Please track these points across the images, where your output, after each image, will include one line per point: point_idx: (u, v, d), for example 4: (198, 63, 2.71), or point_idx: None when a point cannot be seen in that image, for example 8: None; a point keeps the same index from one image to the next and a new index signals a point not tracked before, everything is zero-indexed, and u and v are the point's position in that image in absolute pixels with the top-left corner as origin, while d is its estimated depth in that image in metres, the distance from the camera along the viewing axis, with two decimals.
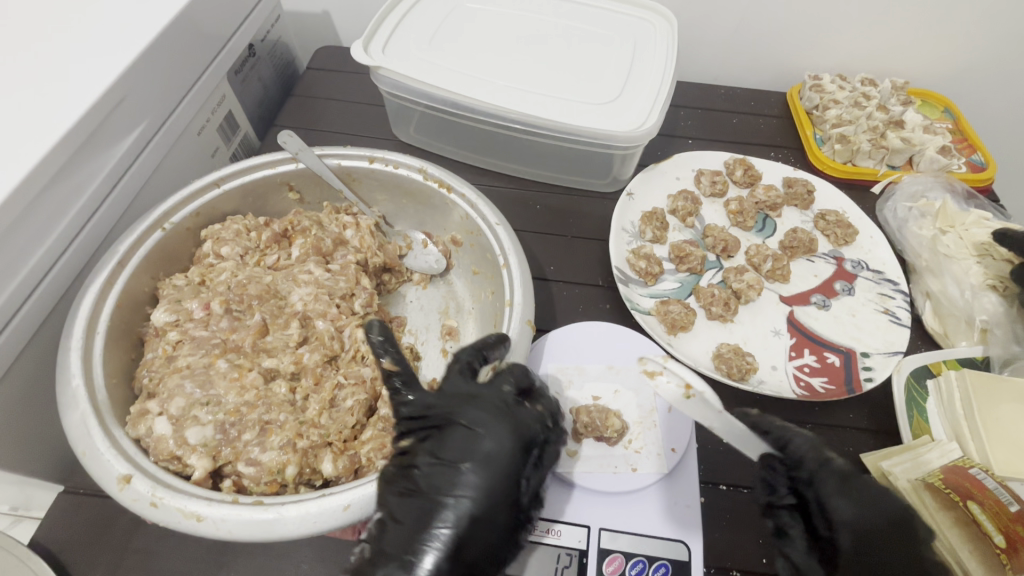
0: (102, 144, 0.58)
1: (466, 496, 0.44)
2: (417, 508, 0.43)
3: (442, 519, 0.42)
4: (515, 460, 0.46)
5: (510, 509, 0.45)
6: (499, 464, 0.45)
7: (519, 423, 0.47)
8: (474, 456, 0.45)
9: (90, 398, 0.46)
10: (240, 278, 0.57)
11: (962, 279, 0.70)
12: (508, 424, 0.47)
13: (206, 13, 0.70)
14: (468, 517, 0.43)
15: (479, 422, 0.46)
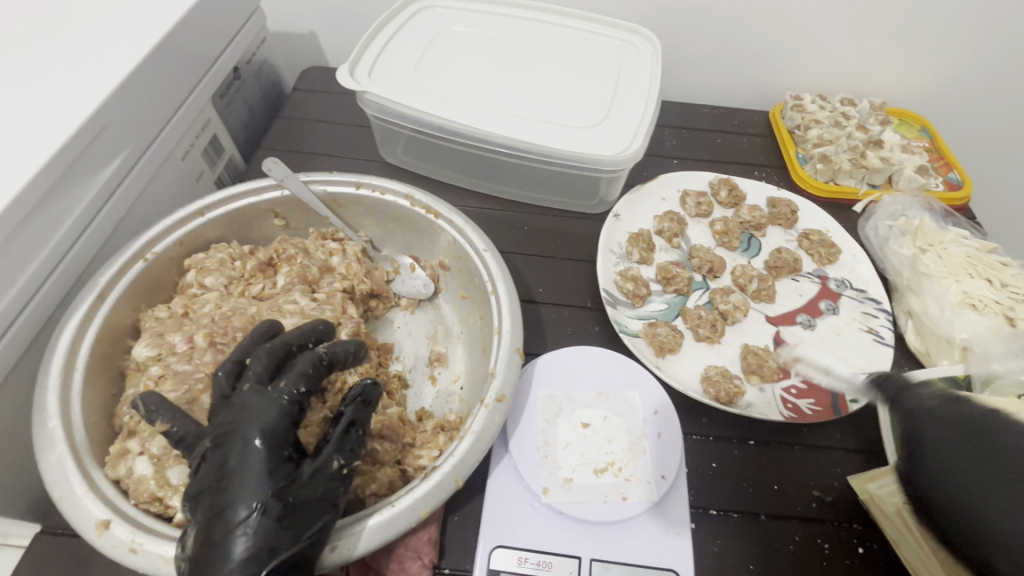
0: (81, 174, 0.57)
1: (233, 496, 0.40)
2: (220, 526, 0.39)
3: (226, 533, 0.38)
4: (250, 454, 0.41)
5: (285, 498, 0.40)
6: (262, 455, 0.41)
7: (277, 411, 0.43)
8: (230, 456, 0.41)
9: (68, 439, 0.45)
10: (224, 309, 0.56)
11: (942, 297, 0.71)
12: (268, 409, 0.43)
13: (190, 38, 0.70)
14: (243, 523, 0.38)
15: (246, 412, 0.43)
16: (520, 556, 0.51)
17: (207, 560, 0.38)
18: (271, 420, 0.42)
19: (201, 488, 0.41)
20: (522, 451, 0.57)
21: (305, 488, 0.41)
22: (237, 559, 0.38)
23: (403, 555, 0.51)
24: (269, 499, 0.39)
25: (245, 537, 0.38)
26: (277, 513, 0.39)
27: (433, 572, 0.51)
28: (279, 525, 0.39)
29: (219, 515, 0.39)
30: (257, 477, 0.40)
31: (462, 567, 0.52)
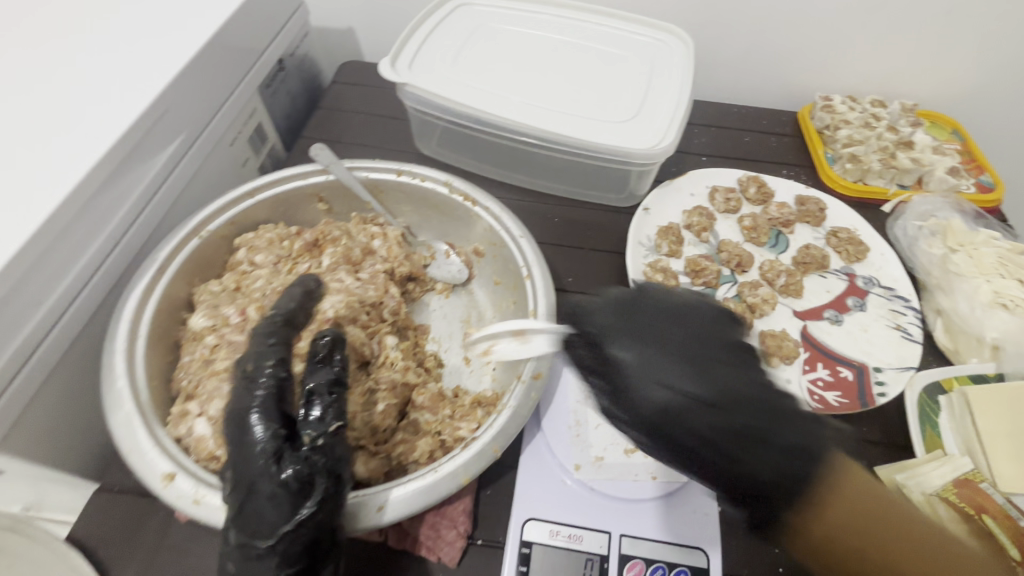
0: (144, 155, 0.60)
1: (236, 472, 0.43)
2: (242, 500, 0.41)
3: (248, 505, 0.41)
4: (241, 434, 0.44)
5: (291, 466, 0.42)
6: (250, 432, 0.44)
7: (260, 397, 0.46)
8: (236, 437, 0.44)
9: (134, 398, 0.48)
10: (274, 285, 0.59)
11: (972, 296, 0.71)
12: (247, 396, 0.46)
13: (241, 29, 0.73)
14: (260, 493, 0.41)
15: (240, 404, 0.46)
16: (552, 529, 0.53)
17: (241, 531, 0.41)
18: (257, 408, 0.45)
19: (226, 469, 0.44)
20: (555, 430, 0.59)
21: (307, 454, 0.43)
22: (254, 525, 0.41)
23: (439, 523, 0.53)
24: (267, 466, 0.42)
25: (256, 506, 0.41)
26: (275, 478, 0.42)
27: (467, 542, 0.53)
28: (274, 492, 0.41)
29: (235, 488, 0.42)
30: (245, 449, 0.43)
31: (495, 539, 0.54)
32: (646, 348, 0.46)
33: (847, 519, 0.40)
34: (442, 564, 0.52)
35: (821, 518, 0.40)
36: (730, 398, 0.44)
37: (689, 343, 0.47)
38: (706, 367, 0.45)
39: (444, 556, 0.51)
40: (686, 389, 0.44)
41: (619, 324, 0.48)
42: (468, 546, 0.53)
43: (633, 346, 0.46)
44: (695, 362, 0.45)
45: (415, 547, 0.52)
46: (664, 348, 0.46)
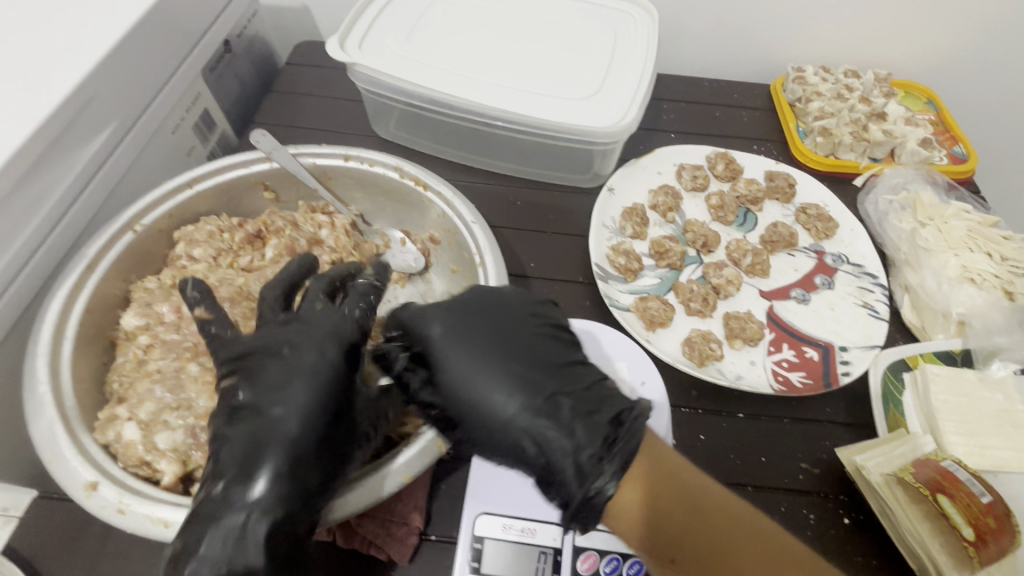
0: (69, 146, 0.57)
1: (262, 433, 0.43)
2: (239, 459, 0.42)
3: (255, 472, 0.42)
4: (299, 385, 0.45)
5: (317, 449, 0.44)
6: (303, 393, 0.45)
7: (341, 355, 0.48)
8: (276, 402, 0.44)
9: (57, 405, 0.46)
10: (211, 280, 0.57)
11: (940, 272, 0.70)
12: (334, 348, 0.47)
13: (177, 9, 0.69)
14: (265, 467, 0.42)
15: (286, 355, 0.47)
16: (504, 523, 0.52)
17: (237, 481, 0.42)
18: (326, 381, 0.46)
19: (233, 417, 0.45)
20: None
21: (325, 450, 0.44)
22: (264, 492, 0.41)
23: (388, 522, 0.51)
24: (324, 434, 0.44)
25: (269, 474, 0.42)
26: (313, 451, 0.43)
27: (419, 539, 0.52)
28: (310, 466, 0.43)
29: (240, 447, 0.43)
30: (307, 422, 0.44)
31: (449, 535, 0.53)
32: (457, 336, 0.50)
33: (689, 551, 0.41)
34: (392, 561, 0.51)
35: (675, 554, 0.41)
36: (495, 393, 0.47)
37: (502, 340, 0.50)
38: (490, 364, 0.48)
39: (394, 554, 0.50)
40: (453, 378, 0.48)
41: (465, 320, 0.51)
42: (420, 542, 0.52)
43: (448, 344, 0.50)
44: (483, 355, 0.49)
45: (364, 546, 0.51)
46: (485, 357, 0.49)
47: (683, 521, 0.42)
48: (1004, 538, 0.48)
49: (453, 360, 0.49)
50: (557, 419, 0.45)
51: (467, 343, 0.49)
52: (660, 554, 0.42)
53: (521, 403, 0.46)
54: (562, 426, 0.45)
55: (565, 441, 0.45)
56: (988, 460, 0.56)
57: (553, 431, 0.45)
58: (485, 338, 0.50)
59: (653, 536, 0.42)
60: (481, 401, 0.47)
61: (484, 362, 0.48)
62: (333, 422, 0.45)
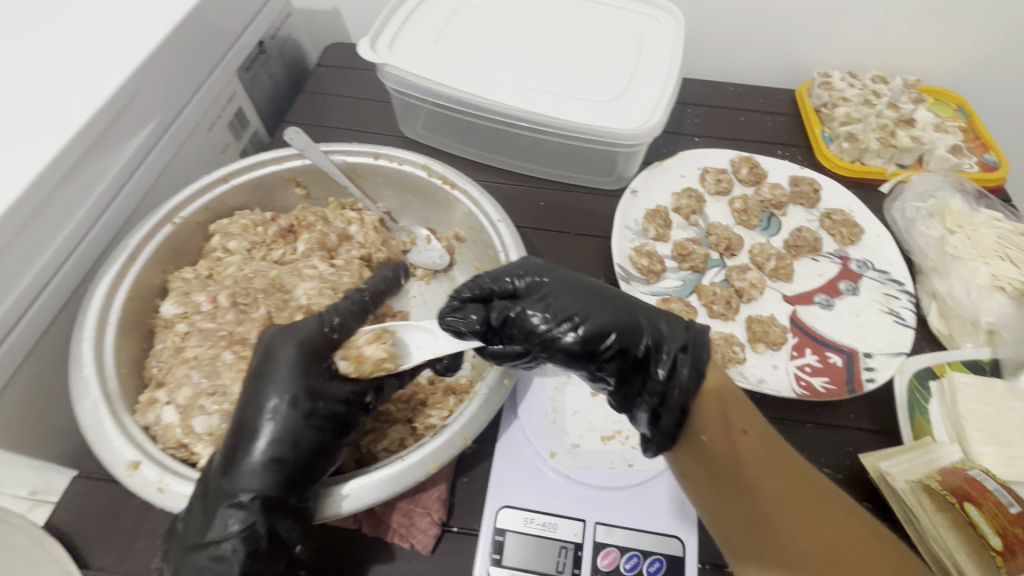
0: (114, 141, 0.59)
1: (247, 428, 0.44)
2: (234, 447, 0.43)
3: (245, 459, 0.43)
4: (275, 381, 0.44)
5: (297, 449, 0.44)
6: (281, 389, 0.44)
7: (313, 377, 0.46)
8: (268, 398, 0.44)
9: (101, 387, 0.48)
10: (246, 272, 0.59)
11: (969, 279, 0.69)
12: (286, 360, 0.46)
13: (216, 10, 0.71)
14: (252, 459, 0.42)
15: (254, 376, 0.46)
16: (526, 517, 0.53)
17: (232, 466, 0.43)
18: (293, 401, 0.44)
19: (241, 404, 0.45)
20: (531, 417, 0.58)
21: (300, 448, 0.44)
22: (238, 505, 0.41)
23: (412, 511, 0.52)
24: (285, 454, 0.43)
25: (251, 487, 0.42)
26: (276, 471, 0.42)
27: (441, 529, 0.53)
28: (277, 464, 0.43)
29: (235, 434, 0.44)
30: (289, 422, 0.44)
31: (470, 526, 0.53)
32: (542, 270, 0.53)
33: (754, 432, 0.48)
34: (415, 550, 0.51)
35: (744, 430, 0.48)
36: (607, 327, 0.49)
37: (582, 281, 0.53)
38: (587, 299, 0.51)
39: (417, 544, 0.51)
40: (566, 315, 0.50)
41: (544, 271, 0.53)
42: (442, 533, 0.53)
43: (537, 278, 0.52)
44: (578, 297, 0.51)
45: (388, 534, 0.51)
46: (573, 282, 0.52)
47: (743, 409, 0.49)
48: None
49: (555, 302, 0.50)
50: (662, 336, 0.50)
51: (559, 288, 0.51)
52: (732, 428, 0.48)
53: (631, 329, 0.49)
54: (671, 345, 0.49)
55: (677, 357, 0.49)
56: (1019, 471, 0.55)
57: (670, 349, 0.49)
58: (572, 281, 0.52)
59: (726, 417, 0.48)
60: (600, 329, 0.49)
61: (581, 299, 0.51)
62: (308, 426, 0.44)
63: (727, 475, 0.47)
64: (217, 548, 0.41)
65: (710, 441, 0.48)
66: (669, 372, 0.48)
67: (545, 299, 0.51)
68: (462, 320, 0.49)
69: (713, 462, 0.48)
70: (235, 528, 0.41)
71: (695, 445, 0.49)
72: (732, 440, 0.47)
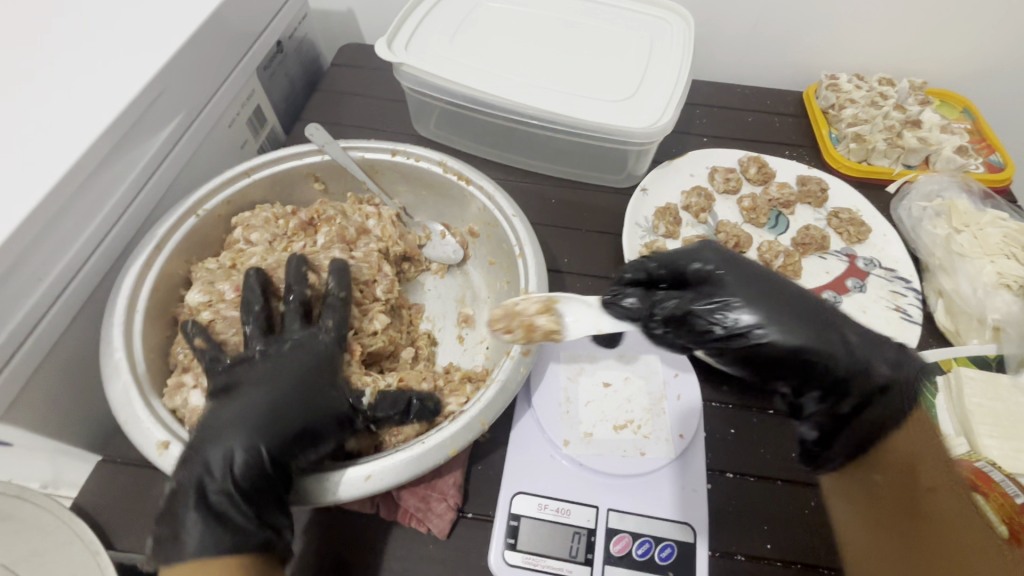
0: (142, 134, 0.61)
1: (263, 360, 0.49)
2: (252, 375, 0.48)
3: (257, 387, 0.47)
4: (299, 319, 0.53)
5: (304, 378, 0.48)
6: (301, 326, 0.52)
7: (315, 345, 0.51)
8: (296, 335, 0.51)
9: (131, 370, 0.49)
10: (268, 262, 0.60)
11: (975, 277, 0.70)
12: (295, 331, 0.52)
13: (238, 10, 0.73)
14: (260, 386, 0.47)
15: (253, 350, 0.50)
16: (541, 503, 0.54)
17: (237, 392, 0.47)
18: (293, 364, 0.49)
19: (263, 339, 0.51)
20: (546, 407, 0.60)
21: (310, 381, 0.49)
22: (220, 461, 0.44)
23: (429, 496, 0.53)
24: (275, 409, 0.46)
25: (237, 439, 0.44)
26: (260, 425, 0.45)
27: (457, 515, 0.54)
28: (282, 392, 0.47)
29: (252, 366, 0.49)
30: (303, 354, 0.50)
31: (485, 513, 0.54)
32: (733, 267, 0.52)
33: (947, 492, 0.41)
34: (432, 535, 0.53)
35: (932, 488, 0.42)
36: (811, 327, 0.48)
37: (760, 267, 0.52)
38: (769, 305, 0.49)
39: (434, 528, 0.52)
40: (777, 308, 0.49)
41: (734, 261, 0.52)
42: (458, 519, 0.54)
43: (725, 273, 0.51)
44: (789, 294, 0.50)
45: (404, 518, 0.53)
46: (756, 285, 0.50)
47: (944, 470, 0.43)
48: None
49: (737, 288, 0.50)
50: (859, 351, 0.48)
51: (740, 277, 0.51)
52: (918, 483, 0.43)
53: (833, 335, 0.48)
54: (864, 359, 0.48)
55: (876, 384, 0.47)
56: None
57: (843, 362, 0.48)
58: (766, 271, 0.52)
59: (913, 473, 0.44)
60: (799, 327, 0.48)
61: (790, 297, 0.50)
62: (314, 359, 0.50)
63: (890, 521, 0.43)
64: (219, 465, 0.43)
65: (883, 482, 0.45)
66: (835, 375, 0.48)
67: (731, 285, 0.50)
68: (626, 306, 0.54)
69: (883, 507, 0.44)
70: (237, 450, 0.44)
71: (869, 485, 0.47)
72: (909, 490, 0.43)
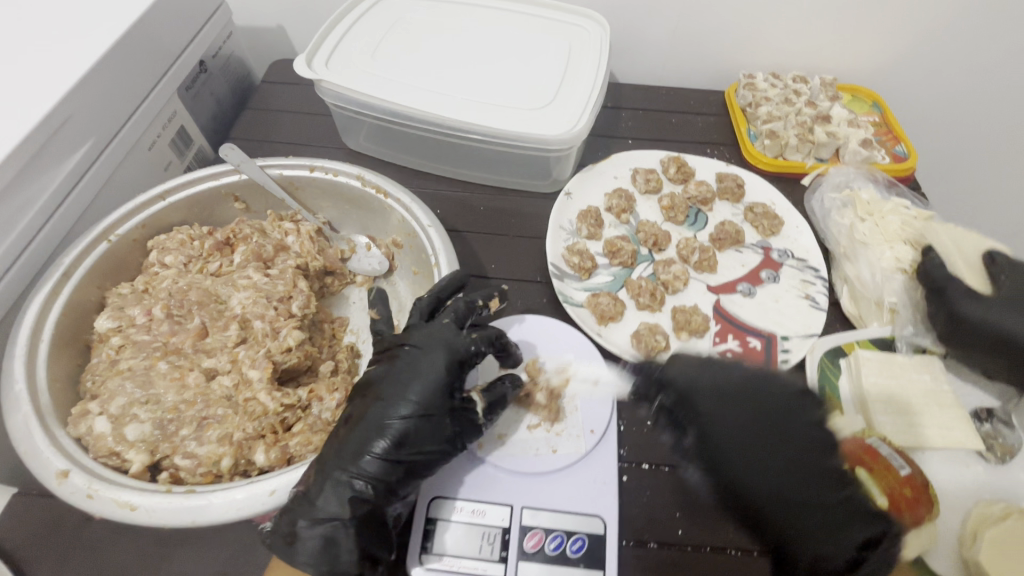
0: (47, 163, 0.61)
1: (378, 407, 0.52)
2: (362, 425, 0.51)
3: (377, 436, 0.50)
4: (437, 353, 0.54)
5: (432, 418, 0.51)
6: (427, 367, 0.54)
7: (440, 367, 0.54)
8: (405, 386, 0.53)
9: (33, 402, 0.49)
10: (180, 285, 0.60)
11: (874, 263, 0.74)
12: (444, 354, 0.54)
13: (151, 33, 0.73)
14: (394, 422, 0.50)
15: (420, 354, 0.55)
16: (457, 506, 0.55)
17: (353, 450, 0.49)
18: (426, 388, 0.53)
19: (379, 387, 0.53)
20: None
21: (419, 430, 0.51)
22: (346, 498, 0.47)
23: None
24: (411, 428, 0.51)
25: (377, 455, 0.49)
26: (389, 445, 0.50)
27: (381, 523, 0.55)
28: (397, 446, 0.50)
29: (367, 413, 0.52)
30: (428, 396, 0.52)
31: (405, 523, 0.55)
32: (705, 401, 0.57)
33: None
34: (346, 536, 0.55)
35: None
36: (789, 486, 0.53)
37: (737, 383, 0.58)
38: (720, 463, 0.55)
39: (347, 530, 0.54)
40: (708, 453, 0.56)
41: (720, 391, 0.58)
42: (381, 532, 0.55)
43: (691, 411, 0.57)
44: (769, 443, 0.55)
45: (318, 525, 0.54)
46: (724, 418, 0.56)
47: None
48: (920, 507, 0.53)
49: (716, 430, 0.56)
50: (818, 529, 0.51)
51: (716, 405, 0.57)
52: None
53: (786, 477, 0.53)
54: (824, 532, 0.51)
55: (857, 546, 0.50)
56: (909, 436, 0.61)
57: (805, 528, 0.51)
58: (756, 406, 0.57)
59: None
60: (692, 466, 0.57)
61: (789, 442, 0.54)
62: (442, 399, 0.53)
63: None
64: (324, 520, 0.47)
65: None
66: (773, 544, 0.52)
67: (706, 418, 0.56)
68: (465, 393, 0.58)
69: None
70: (347, 503, 0.47)
71: None
72: None
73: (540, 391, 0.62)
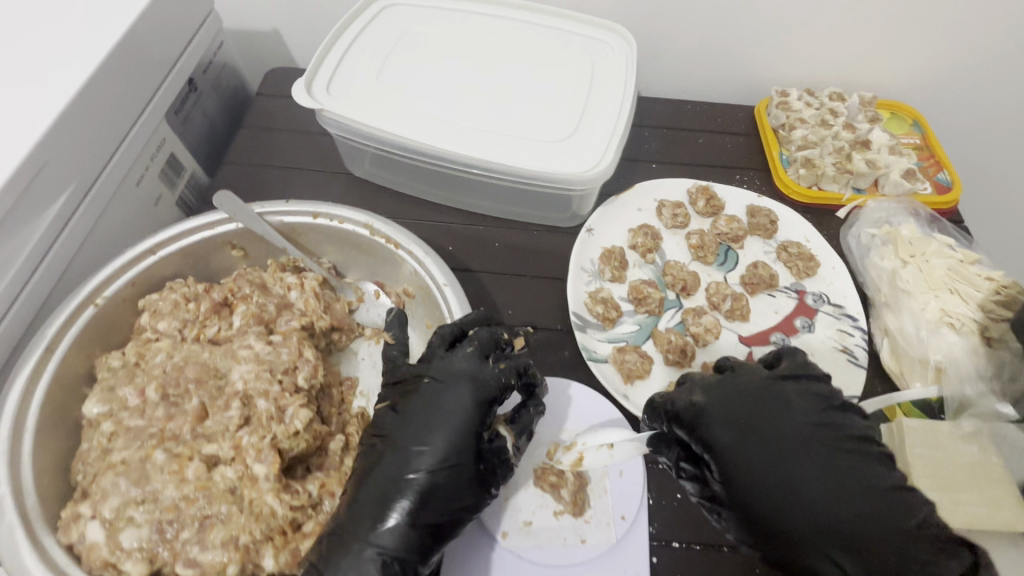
0: (22, 221, 0.55)
1: (398, 460, 0.49)
2: (383, 483, 0.48)
3: (399, 495, 0.47)
4: (462, 389, 0.51)
5: (457, 469, 0.49)
6: (449, 407, 0.51)
7: (465, 407, 0.51)
8: (426, 434, 0.50)
9: (18, 507, 0.45)
10: (176, 360, 0.56)
11: (918, 315, 0.69)
12: (468, 391, 0.51)
13: (134, 57, 0.66)
14: (417, 477, 0.48)
15: (440, 393, 0.52)
16: None
17: (374, 514, 0.47)
18: (449, 435, 0.49)
19: (397, 434, 0.51)
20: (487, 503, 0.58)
21: (445, 486, 0.48)
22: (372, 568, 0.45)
23: None
24: (436, 485, 0.48)
25: (400, 517, 0.46)
26: (413, 506, 0.47)
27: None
28: (423, 507, 0.47)
29: (386, 467, 0.49)
30: (453, 444, 0.49)
31: None
32: (746, 438, 0.52)
33: None
34: None
35: None
36: (855, 505, 0.49)
37: (756, 412, 0.54)
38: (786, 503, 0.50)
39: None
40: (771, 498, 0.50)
41: (740, 422, 0.53)
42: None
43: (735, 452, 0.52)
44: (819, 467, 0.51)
45: None
46: (767, 451, 0.52)
47: None
48: None
49: (745, 466, 0.51)
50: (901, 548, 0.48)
51: (750, 441, 0.52)
52: None
53: (829, 503, 0.49)
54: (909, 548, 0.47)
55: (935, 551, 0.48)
56: None
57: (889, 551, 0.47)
58: (782, 422, 0.53)
59: None
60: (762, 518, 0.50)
61: (823, 464, 0.51)
62: (470, 446, 0.50)
63: None
64: None
65: None
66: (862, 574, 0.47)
67: (731, 452, 0.52)
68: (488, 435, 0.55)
69: None
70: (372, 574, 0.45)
71: None
72: None
73: (568, 485, 0.58)
